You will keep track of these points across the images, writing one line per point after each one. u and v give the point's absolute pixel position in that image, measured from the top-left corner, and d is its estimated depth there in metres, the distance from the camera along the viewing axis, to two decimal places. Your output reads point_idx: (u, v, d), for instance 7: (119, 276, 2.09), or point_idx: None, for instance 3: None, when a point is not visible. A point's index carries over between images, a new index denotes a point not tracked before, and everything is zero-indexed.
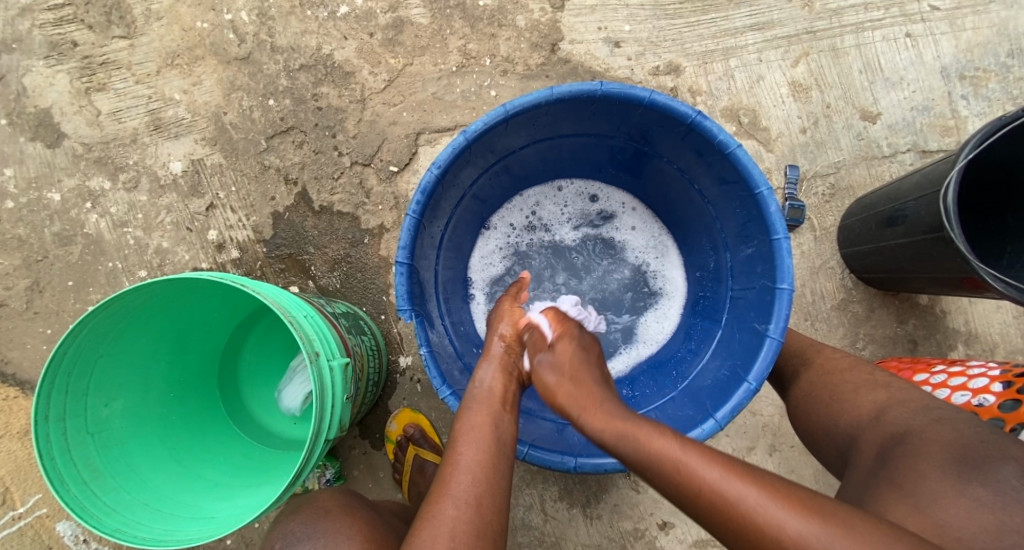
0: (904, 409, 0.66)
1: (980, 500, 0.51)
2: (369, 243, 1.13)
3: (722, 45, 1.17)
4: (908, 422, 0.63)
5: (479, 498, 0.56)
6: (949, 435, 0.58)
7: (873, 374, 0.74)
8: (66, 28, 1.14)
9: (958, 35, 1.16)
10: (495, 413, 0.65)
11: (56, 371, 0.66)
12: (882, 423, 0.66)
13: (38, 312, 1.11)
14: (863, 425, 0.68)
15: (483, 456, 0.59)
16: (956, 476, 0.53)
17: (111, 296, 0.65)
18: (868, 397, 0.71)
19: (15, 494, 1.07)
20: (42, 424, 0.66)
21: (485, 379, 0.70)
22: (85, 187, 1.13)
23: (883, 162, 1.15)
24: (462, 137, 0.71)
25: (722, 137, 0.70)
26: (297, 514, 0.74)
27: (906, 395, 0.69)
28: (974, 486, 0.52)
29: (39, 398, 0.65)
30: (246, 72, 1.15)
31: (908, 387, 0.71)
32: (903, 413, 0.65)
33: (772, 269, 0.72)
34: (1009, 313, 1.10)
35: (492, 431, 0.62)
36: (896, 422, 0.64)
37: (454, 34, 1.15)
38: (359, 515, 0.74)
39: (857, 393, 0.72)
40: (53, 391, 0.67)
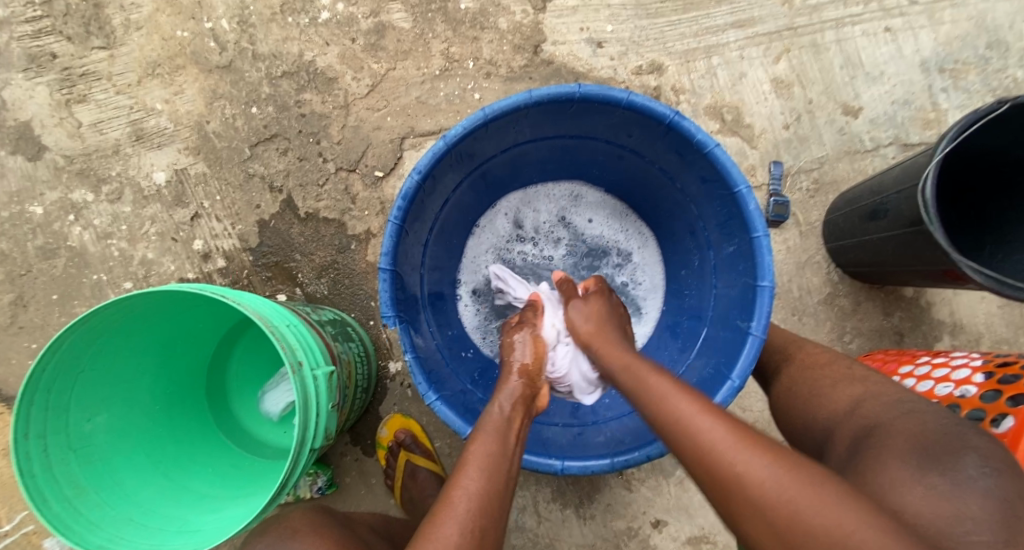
0: (877, 402, 0.66)
1: (934, 487, 0.50)
2: (355, 249, 1.13)
3: (704, 43, 1.17)
4: (879, 415, 0.63)
5: (481, 530, 0.54)
6: (912, 428, 0.58)
7: (859, 370, 0.75)
8: (45, 40, 1.13)
9: (937, 28, 1.16)
10: (507, 444, 0.64)
11: (35, 386, 0.66)
12: (855, 417, 0.66)
13: (22, 327, 1.10)
14: (838, 418, 0.68)
15: (489, 483, 0.58)
16: (914, 466, 0.53)
17: (90, 311, 0.64)
18: (845, 391, 0.71)
19: (3, 511, 1.06)
20: (22, 441, 0.65)
21: (502, 409, 0.69)
22: (67, 200, 1.12)
23: (866, 156, 1.16)
24: (441, 143, 0.71)
25: (700, 136, 0.70)
26: (265, 535, 0.73)
27: (884, 388, 0.69)
28: (932, 475, 0.51)
29: (18, 416, 0.64)
30: (228, 80, 1.14)
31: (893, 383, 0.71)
32: (876, 406, 0.65)
33: (753, 266, 0.73)
34: (993, 303, 1.11)
35: (502, 461, 0.61)
36: (868, 415, 0.64)
37: (437, 37, 1.15)
38: (327, 534, 0.73)
39: (833, 388, 0.72)
40: (32, 407, 0.66)
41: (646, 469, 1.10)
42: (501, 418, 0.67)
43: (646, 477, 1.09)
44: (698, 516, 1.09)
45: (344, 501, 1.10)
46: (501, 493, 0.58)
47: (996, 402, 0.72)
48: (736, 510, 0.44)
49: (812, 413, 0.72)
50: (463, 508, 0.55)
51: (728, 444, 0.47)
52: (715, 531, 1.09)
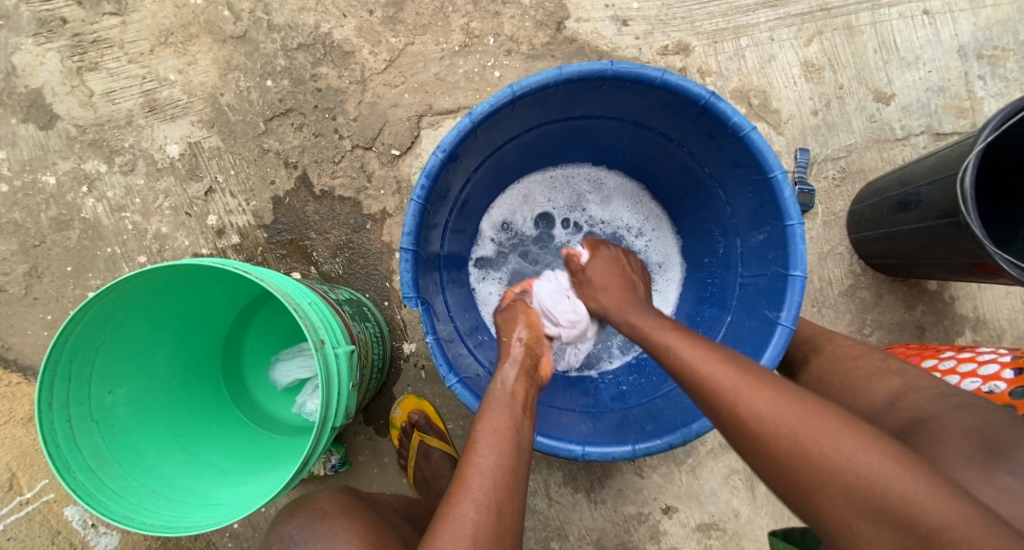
0: (920, 394, 0.65)
1: (1007, 488, 0.48)
2: (371, 228, 1.11)
3: (733, 23, 1.13)
4: (924, 408, 0.62)
5: (498, 504, 0.55)
6: (968, 421, 0.57)
7: (892, 361, 0.73)
8: (56, 4, 1.10)
9: (978, 11, 1.12)
10: (515, 418, 0.63)
11: (58, 357, 0.65)
12: (897, 409, 0.65)
13: (37, 298, 1.10)
14: (877, 411, 0.67)
15: (502, 462, 0.58)
16: (982, 463, 0.51)
17: (113, 281, 0.64)
18: (881, 383, 0.70)
19: (22, 479, 1.07)
20: (46, 411, 0.65)
21: (506, 381, 0.69)
22: (80, 170, 1.11)
23: (895, 145, 1.12)
24: (468, 120, 0.69)
25: (736, 119, 0.68)
26: (294, 516, 0.74)
27: (921, 381, 0.68)
28: (1000, 474, 0.49)
29: (42, 385, 0.64)
30: (243, 51, 1.11)
31: (920, 375, 0.70)
32: (919, 398, 0.65)
33: (784, 255, 0.71)
34: (1018, 299, 1.09)
35: (511, 436, 0.61)
36: (912, 408, 0.63)
37: (457, 11, 1.12)
38: (361, 518, 0.73)
39: (869, 380, 0.71)
40: (56, 378, 0.66)
41: (659, 456, 1.10)
42: (506, 393, 0.66)
43: (658, 464, 1.10)
44: (709, 503, 1.09)
45: (358, 480, 1.11)
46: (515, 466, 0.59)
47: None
48: (748, 445, 0.51)
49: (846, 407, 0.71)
50: (477, 486, 0.55)
51: (735, 381, 0.55)
52: (725, 519, 1.09)
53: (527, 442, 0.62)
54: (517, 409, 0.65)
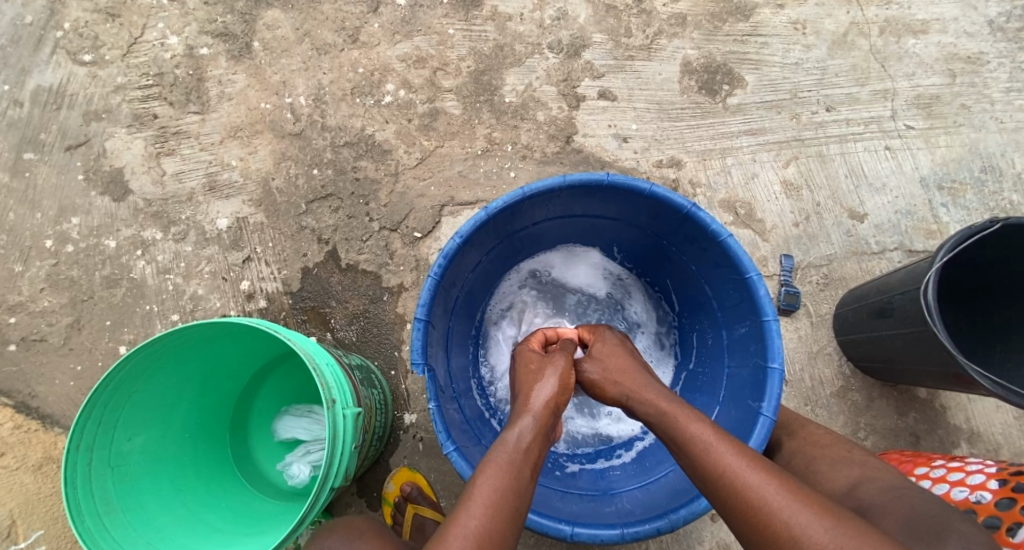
0: (874, 484, 0.69)
1: None
2: (388, 300, 1.21)
3: (719, 145, 1.31)
4: (871, 495, 0.67)
5: None
6: (905, 510, 0.63)
7: (855, 453, 0.76)
8: (151, 104, 1.33)
9: (933, 150, 1.29)
10: (515, 475, 0.63)
11: (96, 403, 0.72)
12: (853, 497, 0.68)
13: (72, 349, 1.20)
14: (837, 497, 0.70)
15: (491, 523, 0.58)
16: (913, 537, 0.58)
17: (157, 336, 0.72)
18: (843, 470, 0.73)
19: (19, 528, 1.05)
20: (73, 453, 0.71)
21: (516, 437, 0.68)
22: (139, 237, 1.25)
23: (872, 258, 1.24)
24: (484, 213, 0.81)
25: (714, 226, 0.79)
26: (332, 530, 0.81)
27: (880, 473, 0.72)
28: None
29: (76, 428, 0.70)
30: (297, 145, 1.30)
31: (879, 466, 0.73)
32: (874, 487, 0.68)
33: (763, 348, 0.78)
34: (1009, 414, 1.13)
35: (509, 499, 0.60)
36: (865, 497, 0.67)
37: (482, 123, 1.31)
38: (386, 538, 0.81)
39: (830, 467, 0.75)
40: (88, 422, 0.72)
41: None
42: (518, 447, 0.66)
43: None
44: None
45: None
46: (496, 511, 0.59)
47: (1013, 511, 0.77)
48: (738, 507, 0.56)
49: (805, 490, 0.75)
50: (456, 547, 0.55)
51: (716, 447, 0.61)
52: None
53: (524, 506, 0.62)
54: (522, 466, 0.65)
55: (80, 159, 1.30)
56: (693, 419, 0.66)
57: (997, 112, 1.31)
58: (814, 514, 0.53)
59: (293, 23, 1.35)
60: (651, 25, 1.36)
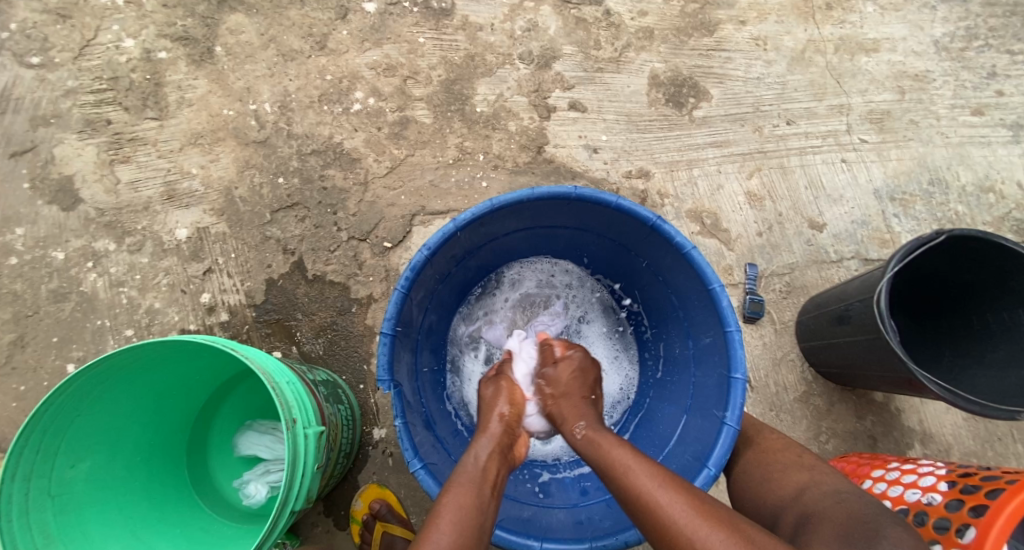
0: (821, 489, 0.70)
1: None
2: (356, 311, 1.19)
3: (686, 157, 1.34)
4: (818, 505, 0.67)
5: None
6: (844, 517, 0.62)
7: (804, 457, 0.78)
8: (104, 108, 1.27)
9: (885, 163, 1.36)
10: (481, 496, 0.65)
11: (34, 428, 0.68)
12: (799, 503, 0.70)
13: (15, 367, 1.13)
14: (786, 503, 0.72)
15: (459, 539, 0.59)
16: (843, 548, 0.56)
17: (103, 356, 0.68)
18: (793, 476, 0.75)
19: None
20: (8, 483, 0.66)
21: (477, 458, 0.70)
22: (90, 248, 1.19)
23: (831, 267, 1.29)
24: (451, 225, 0.81)
25: (679, 239, 0.80)
26: None
27: (826, 477, 0.73)
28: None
29: (11, 456, 0.66)
30: (262, 153, 1.27)
31: (827, 471, 0.75)
32: (819, 493, 0.69)
33: (727, 359, 0.80)
34: (958, 415, 1.19)
35: (475, 515, 0.62)
36: (811, 503, 0.68)
37: (453, 133, 1.31)
38: None
39: (782, 473, 0.76)
40: (25, 449, 0.68)
41: None
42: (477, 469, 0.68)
43: None
44: None
45: None
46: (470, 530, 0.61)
47: (959, 510, 0.77)
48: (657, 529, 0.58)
49: (763, 497, 0.76)
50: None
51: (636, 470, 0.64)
52: None
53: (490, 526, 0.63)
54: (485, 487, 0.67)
55: (25, 165, 1.23)
56: (615, 445, 0.69)
57: (943, 127, 1.38)
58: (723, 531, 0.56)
59: (257, 28, 1.32)
60: (619, 38, 1.38)
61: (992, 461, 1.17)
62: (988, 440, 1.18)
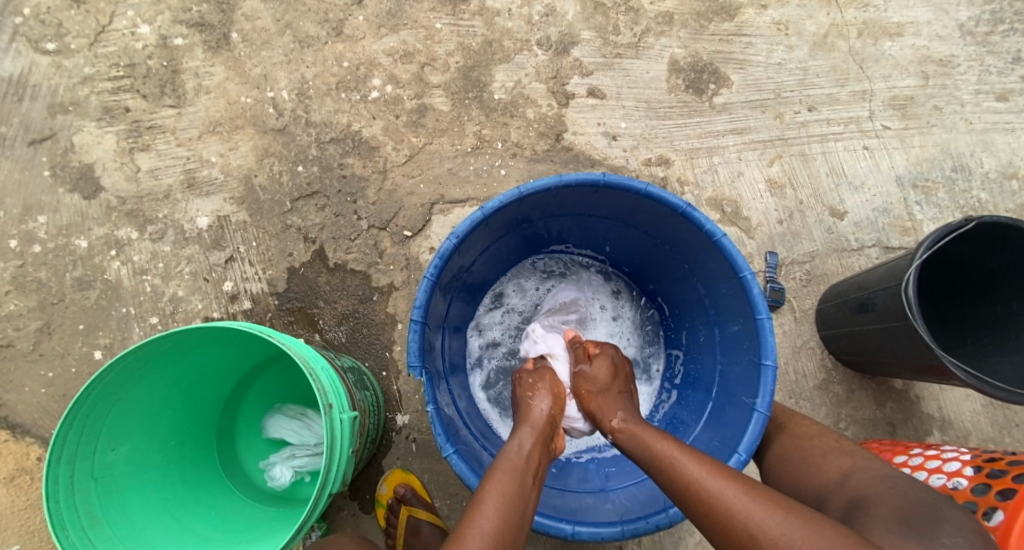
0: (865, 475, 0.71)
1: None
2: (377, 300, 1.19)
3: (706, 144, 1.33)
4: (866, 488, 0.68)
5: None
6: (896, 502, 0.63)
7: (843, 443, 0.79)
8: (122, 96, 1.27)
9: (908, 150, 1.34)
10: (522, 484, 0.65)
11: (77, 413, 0.69)
12: (845, 488, 0.70)
13: (42, 354, 1.15)
14: (830, 488, 0.72)
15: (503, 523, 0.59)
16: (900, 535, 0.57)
17: (142, 342, 0.69)
18: (834, 462, 0.76)
19: None
20: (54, 466, 0.68)
21: (522, 446, 0.71)
22: (112, 236, 1.20)
23: (852, 255, 1.28)
24: (479, 213, 0.81)
25: (709, 226, 0.80)
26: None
27: (870, 463, 0.73)
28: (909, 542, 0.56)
29: (57, 439, 0.67)
30: (280, 141, 1.26)
31: (867, 456, 0.75)
32: (863, 480, 0.70)
33: (757, 345, 0.80)
34: (978, 402, 1.19)
35: (518, 502, 0.62)
36: (858, 488, 0.69)
37: (471, 120, 1.30)
38: None
39: (823, 458, 0.77)
40: (70, 433, 0.69)
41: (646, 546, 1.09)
42: (520, 457, 0.69)
43: None
44: None
45: None
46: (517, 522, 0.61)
47: (986, 494, 0.77)
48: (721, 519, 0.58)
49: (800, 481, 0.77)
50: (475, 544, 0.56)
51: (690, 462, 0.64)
52: None
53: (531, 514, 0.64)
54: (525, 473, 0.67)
55: (45, 153, 1.23)
56: (659, 438, 0.70)
57: (967, 113, 1.36)
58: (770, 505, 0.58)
59: (273, 14, 1.31)
60: (638, 23, 1.36)
61: (1011, 447, 1.17)
62: (1007, 426, 1.18)
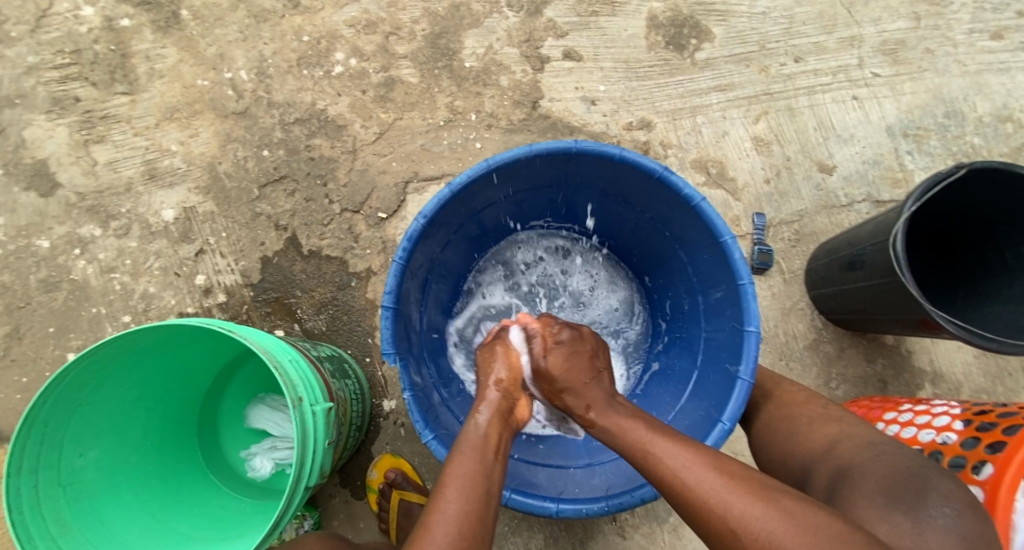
0: (853, 441, 0.69)
1: (897, 523, 0.53)
2: (356, 286, 1.16)
3: (689, 104, 1.27)
4: (852, 456, 0.66)
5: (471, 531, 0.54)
6: (883, 470, 0.61)
7: (831, 409, 0.77)
8: (70, 85, 1.20)
9: (899, 98, 1.29)
10: (484, 461, 0.62)
11: (35, 421, 0.66)
12: (832, 456, 0.69)
13: (14, 360, 1.12)
14: (815, 457, 0.71)
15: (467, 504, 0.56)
16: (884, 505, 0.56)
17: (95, 345, 0.65)
18: (821, 429, 0.74)
19: None
20: (14, 476, 0.66)
21: (477, 425, 0.68)
22: (75, 234, 1.15)
23: (842, 211, 1.25)
24: (447, 190, 0.76)
25: (687, 191, 0.76)
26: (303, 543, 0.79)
27: (857, 429, 0.72)
28: (894, 513, 0.55)
29: (14, 450, 0.65)
30: (243, 125, 1.20)
31: (857, 422, 0.74)
32: (851, 445, 0.68)
33: (740, 312, 0.77)
34: (969, 353, 1.18)
35: (480, 480, 0.59)
36: (844, 456, 0.67)
37: (442, 92, 1.24)
38: None
39: (809, 426, 0.75)
40: (28, 442, 0.67)
41: (640, 515, 1.10)
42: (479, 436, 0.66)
43: (640, 524, 1.09)
44: None
45: None
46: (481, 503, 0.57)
47: (975, 448, 0.77)
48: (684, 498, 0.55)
49: (789, 448, 0.76)
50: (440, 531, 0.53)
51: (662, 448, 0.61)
52: None
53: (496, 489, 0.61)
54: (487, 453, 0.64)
55: None
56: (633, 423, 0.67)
57: (960, 55, 1.30)
58: (751, 498, 0.51)
59: None
60: None
61: (1003, 396, 1.17)
62: (999, 376, 1.17)
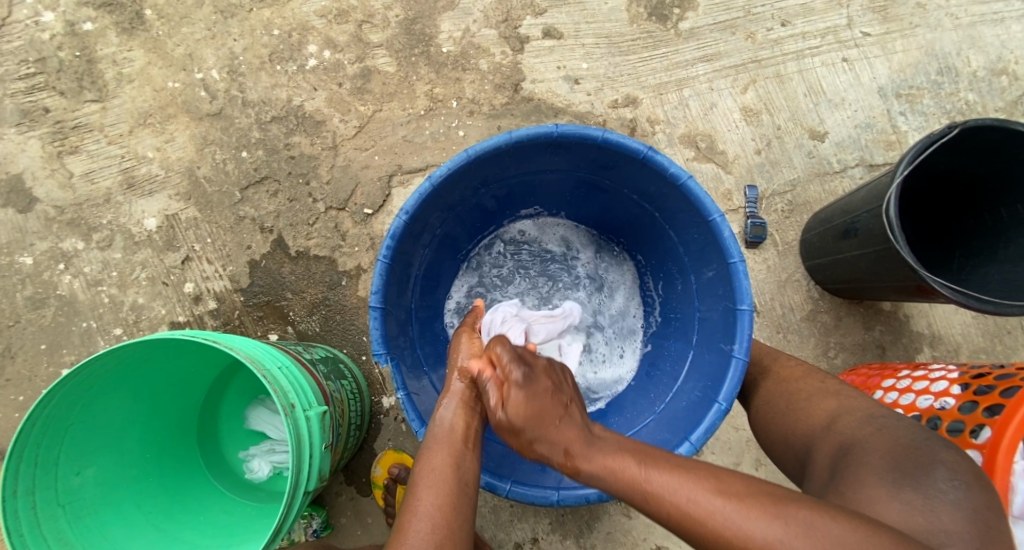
0: (853, 416, 0.69)
1: (910, 502, 0.54)
2: (347, 284, 1.14)
3: (675, 77, 1.24)
4: (853, 431, 0.66)
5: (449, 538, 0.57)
6: (887, 445, 0.61)
7: (830, 383, 0.77)
8: (38, 95, 1.16)
9: (890, 57, 1.26)
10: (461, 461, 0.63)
11: (25, 444, 0.66)
12: (833, 433, 0.68)
13: (9, 379, 1.11)
14: (816, 433, 0.70)
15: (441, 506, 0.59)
16: (893, 483, 0.56)
17: (78, 365, 0.65)
18: (820, 405, 0.74)
19: None
20: (10, 499, 0.66)
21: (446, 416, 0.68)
22: (57, 249, 1.14)
23: (835, 178, 1.22)
24: (427, 184, 0.74)
25: (673, 169, 0.74)
26: None
27: (855, 403, 0.72)
28: (905, 490, 0.55)
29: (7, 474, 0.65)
30: (219, 126, 1.17)
31: (853, 395, 0.74)
32: (852, 420, 0.68)
33: (732, 290, 0.76)
34: (967, 314, 1.18)
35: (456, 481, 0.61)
36: (844, 432, 0.67)
37: (421, 79, 1.20)
38: None
39: (809, 402, 0.75)
40: (21, 464, 0.67)
41: None
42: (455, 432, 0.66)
43: None
44: None
45: (341, 543, 1.09)
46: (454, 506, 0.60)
47: (974, 412, 0.76)
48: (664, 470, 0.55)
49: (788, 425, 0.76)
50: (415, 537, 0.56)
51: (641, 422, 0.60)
52: None
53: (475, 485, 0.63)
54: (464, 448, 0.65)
55: None
56: None
57: (951, 8, 1.26)
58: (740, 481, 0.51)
59: None
60: None
61: (1002, 354, 1.17)
62: (998, 334, 1.17)
